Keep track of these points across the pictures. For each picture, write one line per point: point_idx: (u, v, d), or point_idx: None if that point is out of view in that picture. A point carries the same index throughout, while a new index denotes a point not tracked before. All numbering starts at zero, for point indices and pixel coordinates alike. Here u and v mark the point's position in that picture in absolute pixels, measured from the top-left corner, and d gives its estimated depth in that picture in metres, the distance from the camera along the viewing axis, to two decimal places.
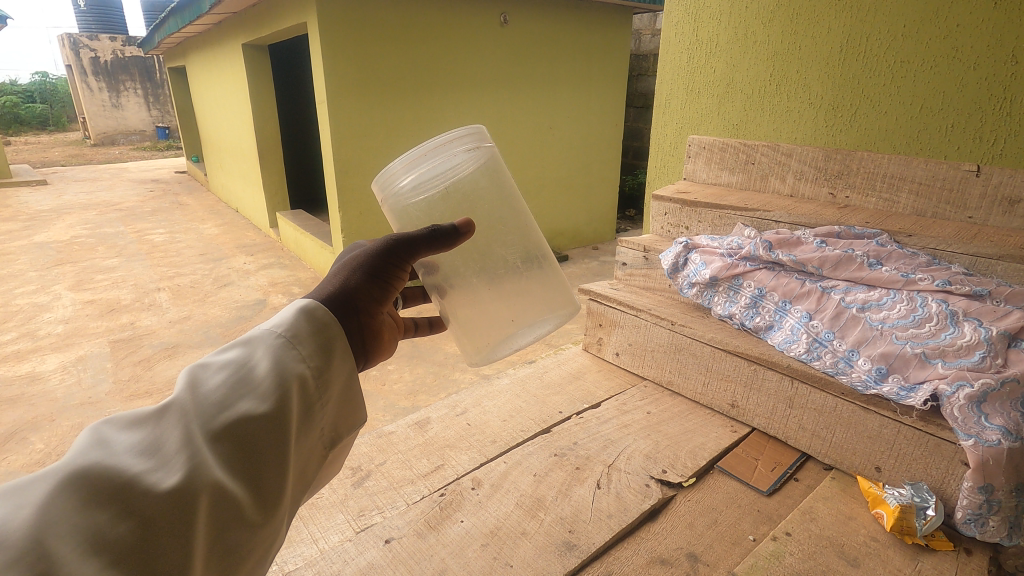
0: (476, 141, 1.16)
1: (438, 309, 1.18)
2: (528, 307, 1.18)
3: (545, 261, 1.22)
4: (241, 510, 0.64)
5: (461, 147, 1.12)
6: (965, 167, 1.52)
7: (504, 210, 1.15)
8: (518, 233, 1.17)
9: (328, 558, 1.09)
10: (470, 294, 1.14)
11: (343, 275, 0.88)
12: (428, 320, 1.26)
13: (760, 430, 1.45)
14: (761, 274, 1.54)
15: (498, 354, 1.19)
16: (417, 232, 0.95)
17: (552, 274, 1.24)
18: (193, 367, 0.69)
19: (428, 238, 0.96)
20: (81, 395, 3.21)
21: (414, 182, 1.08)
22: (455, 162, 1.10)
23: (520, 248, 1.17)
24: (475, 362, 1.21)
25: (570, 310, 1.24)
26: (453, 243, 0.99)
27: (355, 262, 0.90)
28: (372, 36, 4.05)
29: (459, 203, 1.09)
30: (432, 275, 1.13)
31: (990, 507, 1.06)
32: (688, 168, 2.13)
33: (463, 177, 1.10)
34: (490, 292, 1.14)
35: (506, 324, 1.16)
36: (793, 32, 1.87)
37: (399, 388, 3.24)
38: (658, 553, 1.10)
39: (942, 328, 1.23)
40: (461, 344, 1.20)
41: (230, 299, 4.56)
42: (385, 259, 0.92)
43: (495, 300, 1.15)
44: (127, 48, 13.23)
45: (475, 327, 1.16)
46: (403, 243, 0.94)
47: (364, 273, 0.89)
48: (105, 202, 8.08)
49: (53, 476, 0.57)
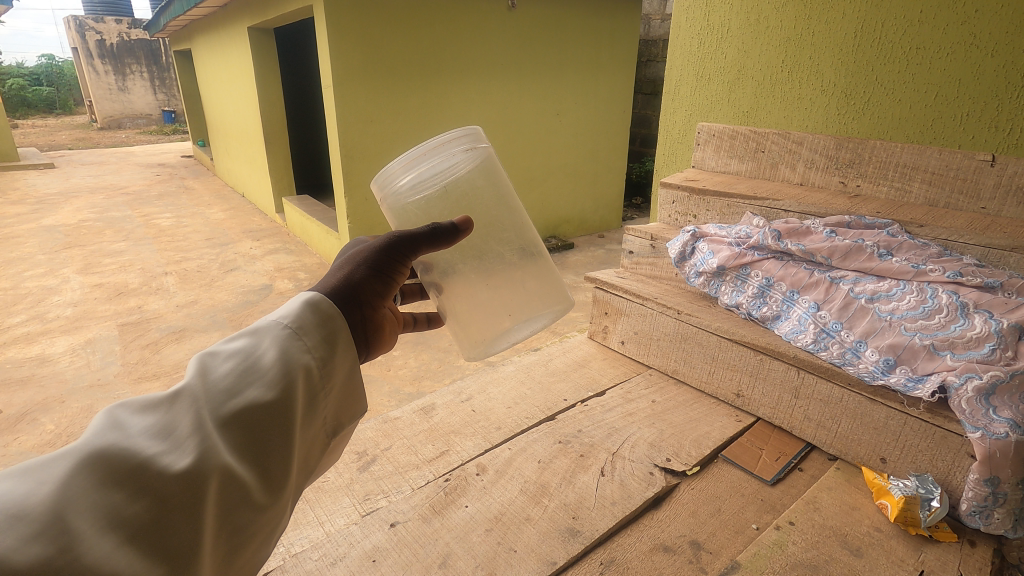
0: (474, 140, 1.15)
1: (435, 304, 1.18)
2: (525, 302, 1.17)
3: (542, 257, 1.22)
4: (249, 493, 0.65)
5: (458, 148, 1.11)
6: (980, 156, 1.49)
7: (502, 209, 1.14)
8: (516, 231, 1.16)
9: (334, 541, 1.10)
10: (466, 289, 1.14)
11: (347, 269, 0.88)
12: (427, 315, 1.26)
13: (765, 420, 1.45)
14: (770, 263, 1.53)
15: (496, 348, 1.19)
16: (418, 229, 0.94)
17: (548, 269, 1.23)
18: (202, 355, 0.69)
19: (429, 235, 0.95)
20: (90, 377, 3.25)
21: (413, 182, 1.07)
22: (453, 163, 1.09)
23: (517, 244, 1.17)
24: (471, 357, 1.20)
25: (564, 305, 1.24)
26: (453, 240, 0.99)
27: (359, 255, 0.90)
28: (379, 18, 4.00)
29: (458, 201, 1.09)
30: (429, 272, 1.14)
31: (996, 499, 1.05)
32: (697, 155, 2.10)
33: (461, 178, 1.09)
34: (486, 288, 1.14)
35: (502, 318, 1.16)
36: (806, 17, 1.83)
37: (404, 373, 3.26)
38: (661, 540, 1.11)
39: (952, 319, 1.22)
40: (457, 339, 1.19)
41: (236, 284, 4.58)
42: (388, 254, 0.92)
43: (492, 293, 1.15)
44: (133, 31, 13.16)
45: (471, 321, 1.16)
46: (406, 239, 0.94)
47: (368, 267, 0.89)
48: (112, 186, 8.11)
49: (69, 456, 0.57)
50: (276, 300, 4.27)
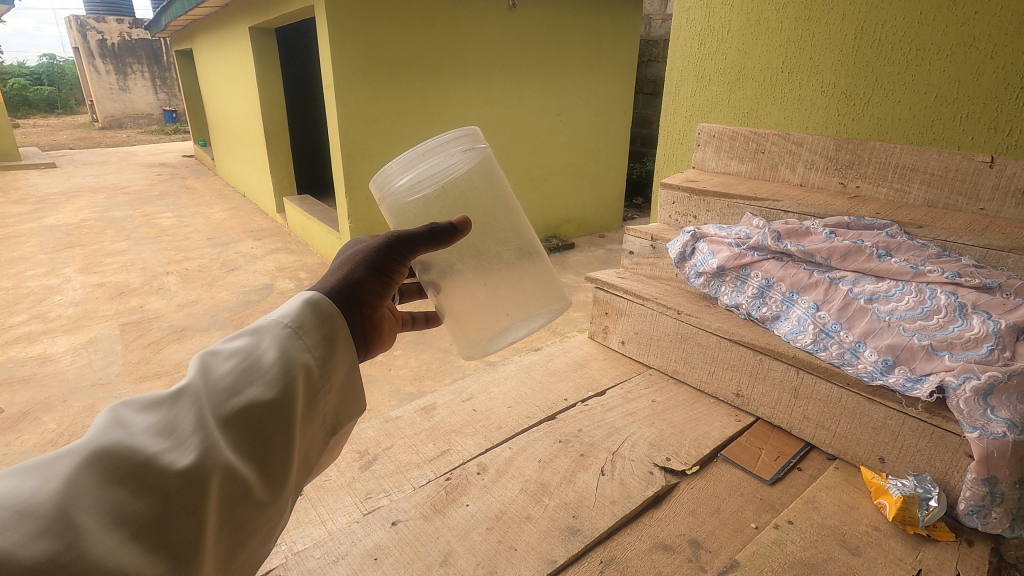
0: (473, 141, 1.16)
1: (433, 303, 1.19)
2: (523, 302, 1.18)
3: (540, 257, 1.23)
4: (249, 490, 0.66)
5: (457, 148, 1.12)
6: (980, 158, 1.50)
7: (501, 210, 1.15)
8: (514, 231, 1.17)
9: (336, 539, 1.10)
10: (464, 288, 1.15)
11: (346, 268, 0.89)
12: (425, 314, 1.27)
13: (764, 420, 1.46)
14: (769, 264, 1.54)
15: (494, 347, 1.20)
16: (417, 229, 0.95)
17: (546, 269, 1.24)
18: (203, 354, 0.70)
19: (427, 235, 0.96)
20: (91, 376, 3.26)
21: (410, 182, 1.08)
22: (451, 163, 1.10)
23: (515, 244, 1.17)
24: (467, 356, 1.21)
25: (562, 305, 1.25)
26: (452, 240, 0.99)
27: (358, 255, 0.91)
28: (380, 18, 4.01)
29: (456, 201, 1.10)
30: (428, 272, 1.15)
31: (993, 498, 1.06)
32: (697, 156, 2.11)
33: (459, 178, 1.10)
34: (484, 287, 1.15)
35: (500, 317, 1.17)
36: (806, 19, 1.84)
37: (405, 373, 3.27)
38: (661, 539, 1.12)
39: (950, 320, 1.23)
40: (455, 337, 1.20)
41: (237, 284, 4.59)
42: (387, 254, 0.93)
43: (490, 294, 1.16)
44: (134, 30, 13.17)
45: (468, 320, 1.17)
46: (404, 239, 0.95)
47: (367, 267, 0.90)
48: (113, 185, 8.13)
49: (73, 454, 0.58)
50: (277, 299, 4.28)
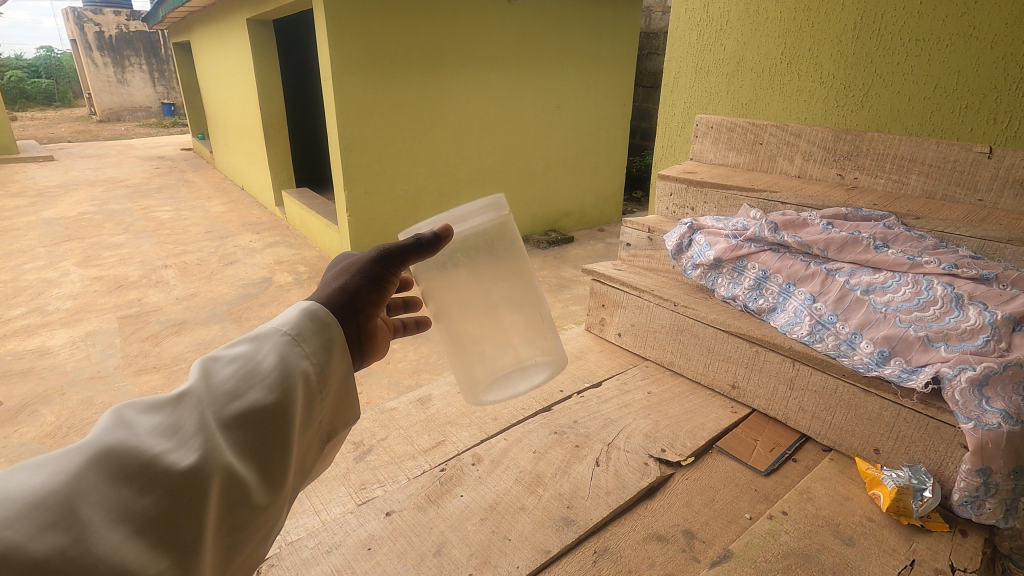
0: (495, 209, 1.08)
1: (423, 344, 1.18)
2: (504, 368, 1.11)
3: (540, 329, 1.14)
4: (248, 494, 0.65)
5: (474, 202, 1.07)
6: (978, 148, 1.49)
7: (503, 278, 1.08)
8: (513, 303, 1.10)
9: (330, 530, 1.10)
10: (449, 340, 1.10)
11: (343, 277, 0.89)
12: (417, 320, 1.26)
13: (760, 412, 1.45)
14: (766, 255, 1.53)
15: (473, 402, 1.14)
16: (405, 241, 0.94)
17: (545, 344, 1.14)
18: (203, 358, 0.69)
19: (416, 246, 0.94)
20: (90, 369, 3.27)
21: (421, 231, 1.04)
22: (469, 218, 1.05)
23: (512, 313, 1.10)
24: (473, 404, 1.14)
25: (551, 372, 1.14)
26: (435, 250, 0.96)
27: (355, 264, 0.91)
28: (378, 10, 3.98)
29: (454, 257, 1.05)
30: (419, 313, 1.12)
31: (987, 489, 1.05)
32: (695, 148, 2.10)
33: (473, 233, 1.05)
34: (467, 345, 1.09)
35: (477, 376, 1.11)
36: (806, 9, 1.82)
37: (404, 366, 3.29)
38: (654, 529, 1.11)
39: (946, 311, 1.22)
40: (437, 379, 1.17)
41: (236, 277, 4.58)
42: (383, 265, 0.92)
43: (472, 351, 1.10)
44: (132, 23, 13.08)
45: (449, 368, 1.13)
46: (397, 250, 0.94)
47: (364, 276, 0.90)
48: (111, 178, 8.11)
49: (78, 453, 0.57)
50: (276, 293, 4.29)
